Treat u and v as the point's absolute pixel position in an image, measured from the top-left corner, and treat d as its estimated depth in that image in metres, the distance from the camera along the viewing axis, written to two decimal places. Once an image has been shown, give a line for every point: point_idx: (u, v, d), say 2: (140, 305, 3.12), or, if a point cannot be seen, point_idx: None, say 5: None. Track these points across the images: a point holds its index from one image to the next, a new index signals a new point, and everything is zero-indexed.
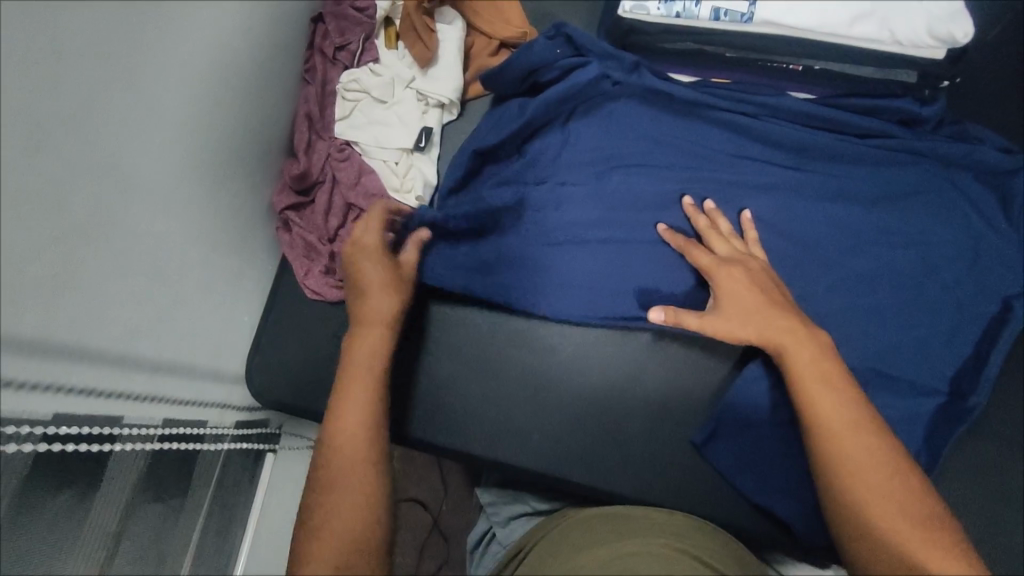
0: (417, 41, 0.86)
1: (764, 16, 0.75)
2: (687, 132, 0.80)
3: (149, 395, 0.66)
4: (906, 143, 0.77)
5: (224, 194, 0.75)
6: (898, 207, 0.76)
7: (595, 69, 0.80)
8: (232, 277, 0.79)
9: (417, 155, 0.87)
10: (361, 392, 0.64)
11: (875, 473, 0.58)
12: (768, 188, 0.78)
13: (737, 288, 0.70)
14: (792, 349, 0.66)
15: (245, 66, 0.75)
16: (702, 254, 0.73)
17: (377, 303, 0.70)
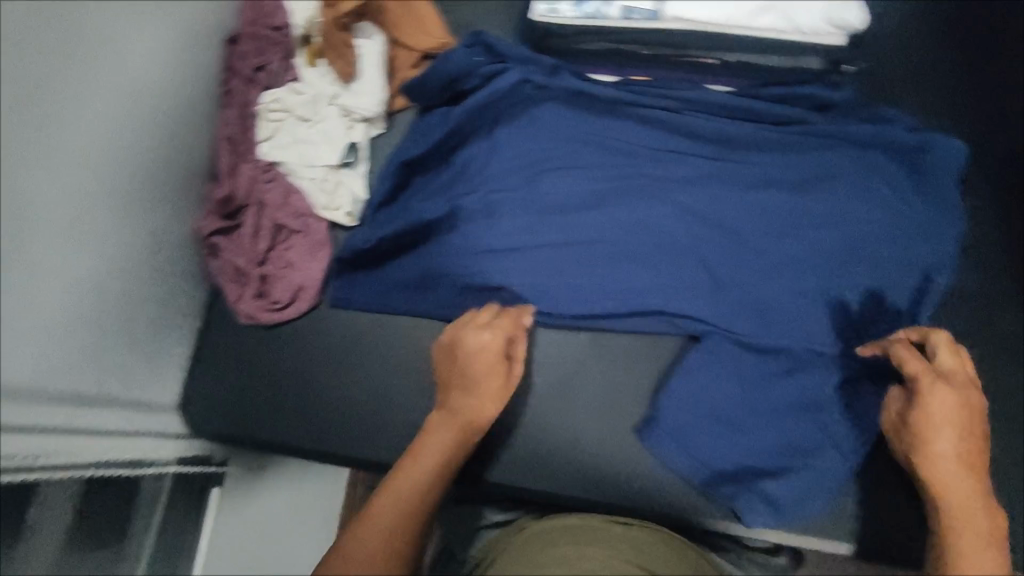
0: (338, 57, 0.85)
1: (672, 12, 0.79)
2: (612, 130, 0.79)
3: (86, 428, 0.66)
4: (819, 128, 0.78)
5: (147, 220, 0.74)
6: (820, 191, 0.76)
7: (515, 74, 0.81)
8: (154, 306, 0.76)
9: (345, 171, 0.86)
10: (412, 480, 0.63)
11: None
12: (697, 179, 0.78)
13: (943, 414, 0.61)
14: (947, 460, 0.60)
15: (153, 90, 0.73)
16: (914, 359, 0.64)
17: (469, 401, 0.69)
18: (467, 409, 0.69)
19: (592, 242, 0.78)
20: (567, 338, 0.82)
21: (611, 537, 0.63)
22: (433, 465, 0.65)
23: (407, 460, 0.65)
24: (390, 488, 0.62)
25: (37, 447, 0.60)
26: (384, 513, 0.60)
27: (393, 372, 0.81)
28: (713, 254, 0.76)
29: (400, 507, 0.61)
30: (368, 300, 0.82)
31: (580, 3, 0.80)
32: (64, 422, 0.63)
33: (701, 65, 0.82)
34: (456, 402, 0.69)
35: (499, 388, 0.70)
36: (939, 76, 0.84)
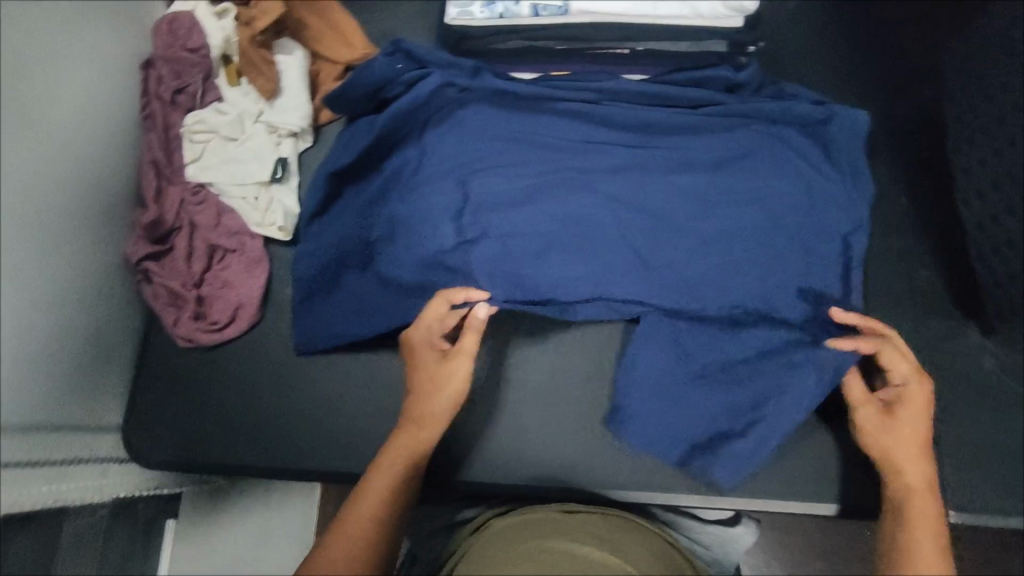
0: (258, 75, 0.86)
1: (578, 6, 0.79)
2: (535, 126, 0.81)
3: (17, 461, 0.63)
4: (730, 108, 0.82)
5: (74, 247, 0.72)
6: (736, 170, 0.79)
7: (436, 78, 0.81)
8: (88, 337, 0.75)
9: (276, 187, 0.86)
10: (380, 492, 0.63)
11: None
12: (625, 168, 0.79)
13: (920, 411, 0.66)
14: (911, 457, 0.64)
15: (69, 117, 0.72)
16: (904, 360, 0.68)
17: (425, 405, 0.68)
18: (431, 412, 0.68)
19: (529, 236, 0.78)
20: (509, 332, 0.84)
21: (580, 533, 0.64)
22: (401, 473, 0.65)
23: (375, 469, 0.65)
24: (359, 500, 0.63)
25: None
26: (356, 530, 0.61)
27: (337, 382, 0.82)
28: (642, 241, 0.78)
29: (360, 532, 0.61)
30: (307, 312, 0.83)
31: (489, 3, 0.80)
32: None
33: (613, 55, 0.85)
34: (420, 407, 0.68)
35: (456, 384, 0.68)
36: (839, 51, 0.88)
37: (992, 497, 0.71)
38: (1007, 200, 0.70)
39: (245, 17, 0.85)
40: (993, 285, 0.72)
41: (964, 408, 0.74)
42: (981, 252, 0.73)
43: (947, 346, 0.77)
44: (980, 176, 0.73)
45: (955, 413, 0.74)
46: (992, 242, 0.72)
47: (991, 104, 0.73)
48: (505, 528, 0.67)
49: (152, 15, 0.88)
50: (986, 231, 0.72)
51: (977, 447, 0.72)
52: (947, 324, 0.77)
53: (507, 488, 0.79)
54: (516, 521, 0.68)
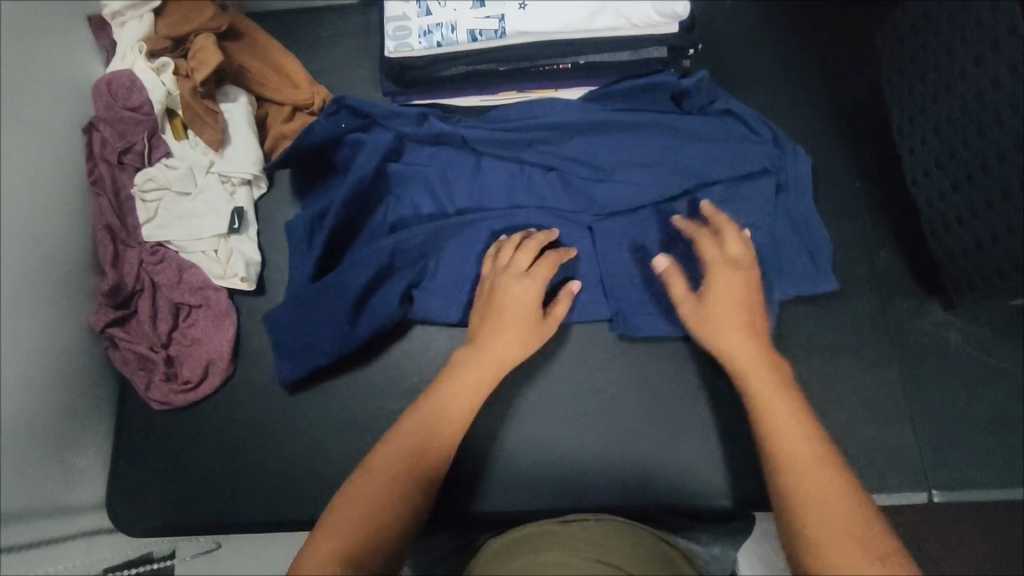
0: (204, 126, 0.84)
1: (515, 27, 0.76)
2: (475, 159, 0.81)
3: (12, 546, 0.63)
4: (677, 116, 0.80)
5: (33, 325, 0.70)
6: (694, 168, 0.78)
7: (388, 135, 0.80)
8: (61, 412, 0.74)
9: (235, 238, 0.86)
10: (419, 442, 0.61)
11: (817, 467, 0.55)
12: (587, 209, 0.79)
13: (725, 299, 0.65)
14: (731, 338, 0.63)
15: (23, 194, 0.71)
16: (732, 244, 0.68)
17: (496, 344, 0.68)
18: (477, 369, 0.67)
19: None
20: None
21: (578, 545, 0.63)
22: (444, 431, 0.62)
23: (409, 418, 0.63)
24: (391, 445, 0.60)
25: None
26: (406, 438, 0.60)
27: (311, 437, 0.80)
28: (613, 280, 0.78)
29: (420, 451, 0.60)
30: (291, 354, 0.79)
31: (426, 32, 0.77)
32: None
33: (555, 71, 0.82)
34: (468, 364, 0.67)
35: (522, 337, 0.69)
36: (787, 38, 0.88)
37: (965, 470, 0.72)
38: (950, 178, 0.73)
39: (184, 69, 0.85)
40: (946, 260, 0.75)
41: (937, 389, 0.75)
42: (934, 230, 0.76)
43: (915, 326, 0.77)
44: (925, 153, 0.76)
45: (928, 395, 0.75)
46: (941, 220, 0.75)
47: (929, 85, 0.75)
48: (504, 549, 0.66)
49: (89, 77, 0.86)
50: (936, 208, 0.75)
51: (947, 422, 0.74)
52: (913, 303, 0.78)
53: (504, 513, 0.76)
54: (514, 540, 0.67)
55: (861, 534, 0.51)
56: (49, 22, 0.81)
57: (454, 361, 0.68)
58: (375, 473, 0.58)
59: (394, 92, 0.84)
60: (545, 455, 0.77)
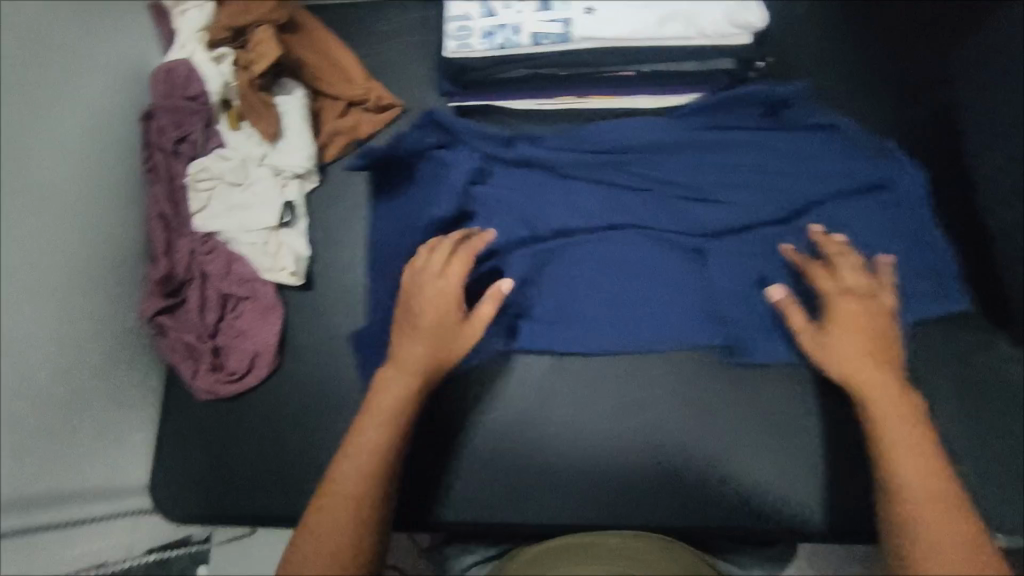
0: (260, 118, 0.84)
1: (580, 32, 0.77)
2: (568, 179, 0.81)
3: (48, 524, 0.65)
4: (776, 133, 0.81)
5: (83, 311, 0.71)
6: (801, 191, 0.79)
7: (473, 155, 0.80)
8: (109, 395, 0.75)
9: (285, 231, 0.85)
10: (349, 473, 0.62)
11: (939, 493, 0.58)
12: (694, 231, 0.79)
13: (847, 325, 0.67)
14: (857, 365, 0.65)
15: (81, 177, 0.73)
16: (828, 281, 0.70)
17: (415, 350, 0.68)
18: (396, 377, 0.67)
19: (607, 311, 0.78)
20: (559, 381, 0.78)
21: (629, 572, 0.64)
22: (372, 454, 0.63)
23: (346, 449, 0.64)
24: (330, 490, 0.62)
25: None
26: (346, 476, 0.62)
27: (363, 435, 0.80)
28: (727, 304, 0.77)
29: (360, 483, 0.62)
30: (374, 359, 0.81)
31: (489, 34, 0.78)
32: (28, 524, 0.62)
33: (618, 78, 0.81)
34: (392, 376, 0.67)
35: (441, 343, 0.69)
36: (856, 54, 0.86)
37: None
38: None
39: (242, 61, 0.84)
40: None
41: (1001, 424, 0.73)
42: None
43: (980, 359, 0.75)
44: None
45: (991, 430, 0.73)
46: None
47: None
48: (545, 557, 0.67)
49: (148, 64, 0.86)
50: None
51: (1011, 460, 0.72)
52: (980, 334, 0.75)
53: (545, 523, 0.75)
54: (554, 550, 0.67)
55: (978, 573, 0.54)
56: (109, 9, 0.81)
57: (376, 380, 0.68)
58: (324, 517, 0.60)
59: (453, 92, 0.84)
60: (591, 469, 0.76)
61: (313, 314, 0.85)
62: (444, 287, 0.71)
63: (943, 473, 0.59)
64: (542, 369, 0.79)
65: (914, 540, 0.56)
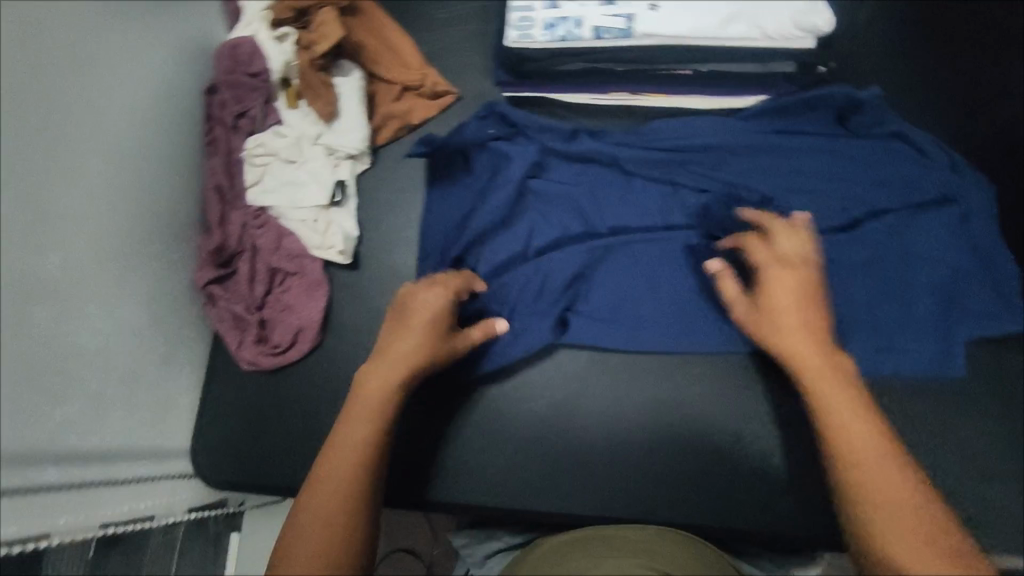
0: (317, 97, 0.85)
1: (643, 28, 0.78)
2: (625, 178, 0.84)
3: (101, 480, 0.66)
4: (840, 140, 0.81)
5: (140, 276, 0.73)
6: (863, 199, 0.79)
7: (535, 148, 0.84)
8: (160, 358, 0.77)
9: (334, 211, 0.87)
10: (338, 468, 0.61)
11: (875, 455, 0.57)
12: None
13: (783, 294, 0.67)
14: (790, 338, 0.65)
15: (145, 145, 0.75)
16: (760, 253, 0.71)
17: (403, 344, 0.68)
18: (380, 372, 0.66)
19: (653, 309, 0.79)
20: (604, 373, 0.80)
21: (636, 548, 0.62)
22: (358, 444, 0.62)
23: (333, 441, 0.63)
24: (319, 486, 0.60)
25: (16, 519, 0.55)
26: (334, 467, 0.61)
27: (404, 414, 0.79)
28: None
29: (349, 471, 0.61)
30: None
31: (551, 26, 0.79)
32: (84, 479, 0.63)
33: (672, 77, 0.83)
34: (375, 372, 0.66)
35: (430, 341, 0.69)
36: (915, 64, 0.85)
37: None
38: None
39: (304, 41, 0.85)
40: None
41: None
42: None
43: None
44: None
45: None
46: None
47: None
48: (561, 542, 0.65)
49: (212, 40, 0.88)
50: None
51: None
52: None
53: (578, 511, 0.76)
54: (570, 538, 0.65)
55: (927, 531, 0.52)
56: None
57: (357, 379, 0.67)
58: (313, 509, 0.58)
59: (507, 81, 0.86)
60: (627, 462, 0.77)
61: (356, 293, 0.87)
62: (433, 297, 0.72)
63: (880, 426, 0.59)
64: (585, 359, 0.80)
65: (862, 495, 0.55)
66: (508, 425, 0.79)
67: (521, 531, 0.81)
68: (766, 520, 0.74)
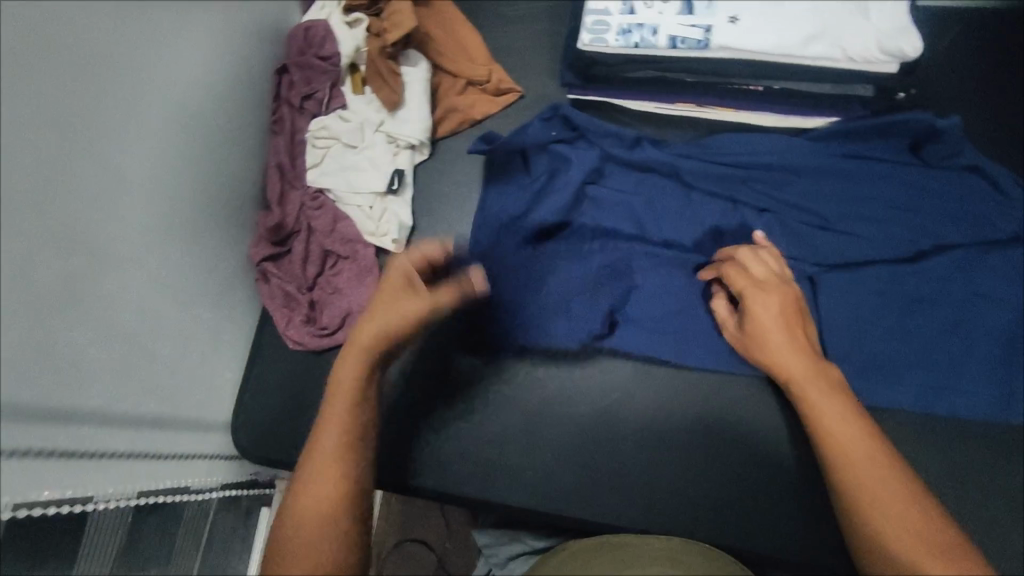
0: (383, 85, 0.86)
1: (719, 41, 0.75)
2: (686, 191, 0.83)
3: (151, 451, 0.66)
4: (911, 168, 0.80)
5: (199, 247, 0.74)
6: (932, 231, 0.77)
7: (596, 153, 0.83)
8: (213, 329, 0.78)
9: (391, 198, 0.87)
10: (317, 467, 0.59)
11: (877, 466, 0.58)
12: (808, 258, 0.78)
13: (767, 316, 0.69)
14: (782, 359, 0.67)
15: (216, 119, 0.76)
16: (740, 278, 0.72)
17: (365, 335, 0.63)
18: (351, 361, 0.63)
19: (703, 324, 0.79)
20: (648, 384, 0.79)
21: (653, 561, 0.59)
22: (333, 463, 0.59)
23: (306, 463, 0.59)
24: (305, 483, 0.59)
25: (74, 475, 0.56)
26: (315, 491, 0.58)
27: (445, 406, 0.79)
28: (838, 337, 0.75)
29: (329, 491, 0.58)
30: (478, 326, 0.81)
31: (625, 31, 0.78)
32: (137, 443, 0.64)
33: (746, 92, 0.81)
34: (345, 365, 0.62)
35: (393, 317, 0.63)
36: (990, 100, 0.84)
37: None
38: None
39: (376, 29, 0.86)
40: None
41: None
42: None
43: None
44: None
45: None
46: None
47: None
48: (584, 547, 0.64)
49: (286, 22, 0.90)
50: None
51: None
52: None
53: (614, 520, 0.75)
54: (594, 543, 0.64)
55: (924, 533, 0.55)
56: None
57: (329, 376, 0.63)
58: (296, 536, 0.56)
59: (573, 83, 0.86)
60: (664, 476, 0.76)
61: None
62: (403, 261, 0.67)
63: (875, 434, 0.61)
64: (632, 368, 0.79)
65: (865, 509, 0.57)
66: (551, 430, 0.78)
67: (547, 536, 0.81)
68: (802, 549, 0.73)
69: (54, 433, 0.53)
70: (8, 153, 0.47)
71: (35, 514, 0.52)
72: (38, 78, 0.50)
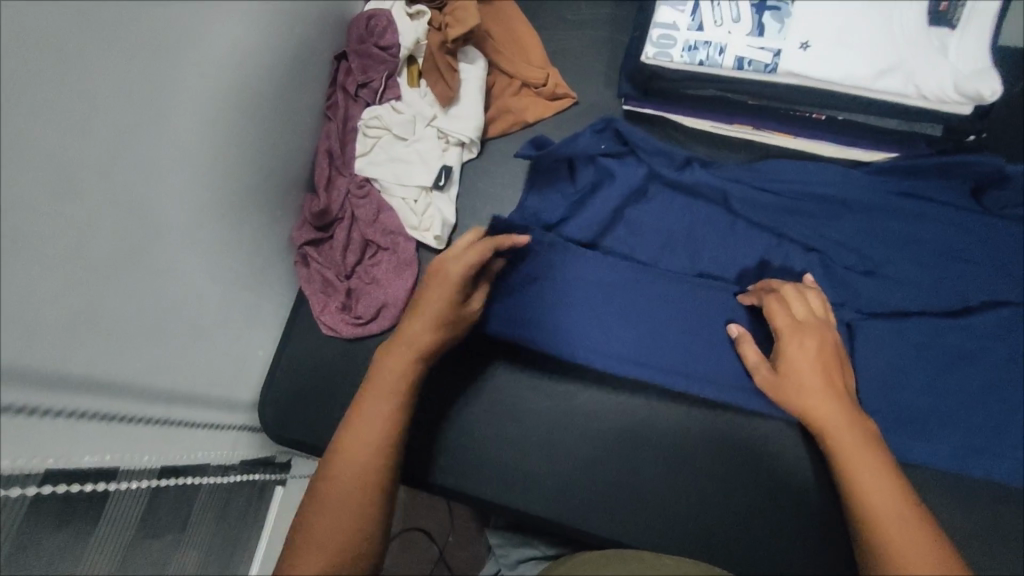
0: (440, 80, 0.86)
1: (787, 67, 0.73)
2: (729, 217, 0.83)
3: (181, 421, 0.66)
4: (969, 215, 0.78)
5: (244, 225, 0.74)
6: (983, 284, 0.76)
7: (642, 170, 0.84)
8: (249, 308, 0.78)
9: (436, 194, 0.88)
10: (358, 445, 0.60)
11: (903, 522, 0.56)
12: (850, 302, 0.78)
13: (803, 356, 0.68)
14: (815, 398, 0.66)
15: (275, 100, 0.75)
16: (780, 315, 0.72)
17: (415, 327, 0.67)
18: (399, 351, 0.66)
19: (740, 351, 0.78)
20: (677, 406, 0.78)
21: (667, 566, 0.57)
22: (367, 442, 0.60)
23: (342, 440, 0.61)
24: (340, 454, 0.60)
25: (106, 445, 0.56)
26: (346, 467, 0.59)
27: (475, 406, 0.79)
28: (873, 383, 0.74)
29: (359, 468, 0.59)
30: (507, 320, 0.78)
31: (691, 48, 0.76)
32: (167, 415, 0.64)
33: (805, 118, 0.81)
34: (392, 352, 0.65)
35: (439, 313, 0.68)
36: None
37: None
38: None
39: (438, 23, 0.87)
40: None
41: None
42: None
43: None
44: None
45: None
46: None
47: None
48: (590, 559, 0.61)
49: (349, 8, 0.90)
50: None
51: None
52: None
53: (632, 538, 0.74)
54: (603, 554, 0.61)
55: None
56: None
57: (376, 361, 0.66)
58: (320, 510, 0.57)
59: (630, 95, 0.87)
60: (686, 500, 0.75)
61: None
62: (459, 269, 0.69)
63: (905, 490, 0.59)
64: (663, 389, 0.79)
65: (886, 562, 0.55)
66: (577, 441, 0.77)
67: (559, 545, 0.80)
68: None
69: (90, 400, 0.53)
70: (66, 117, 0.47)
71: (73, 490, 0.53)
72: (106, 46, 0.50)
